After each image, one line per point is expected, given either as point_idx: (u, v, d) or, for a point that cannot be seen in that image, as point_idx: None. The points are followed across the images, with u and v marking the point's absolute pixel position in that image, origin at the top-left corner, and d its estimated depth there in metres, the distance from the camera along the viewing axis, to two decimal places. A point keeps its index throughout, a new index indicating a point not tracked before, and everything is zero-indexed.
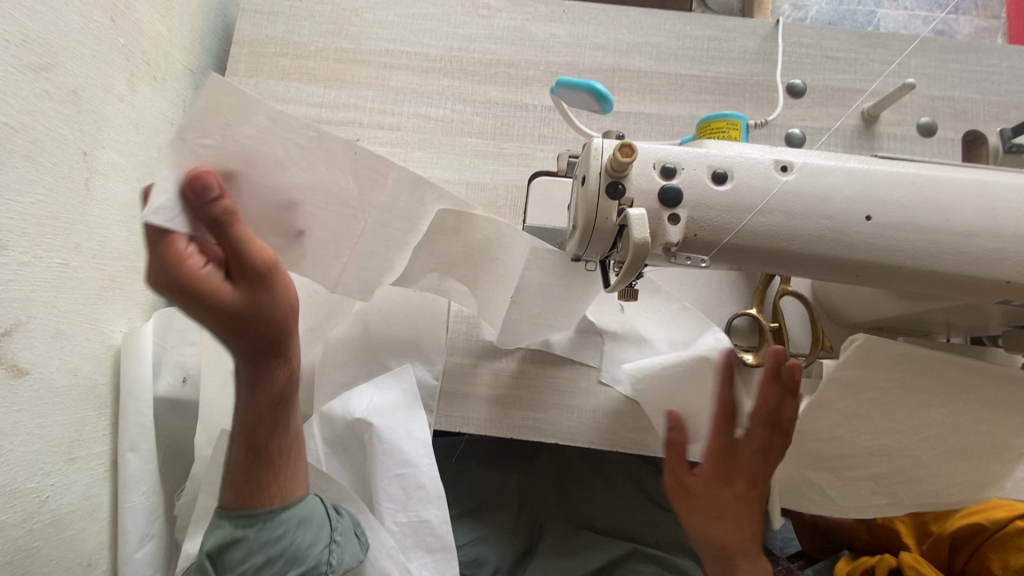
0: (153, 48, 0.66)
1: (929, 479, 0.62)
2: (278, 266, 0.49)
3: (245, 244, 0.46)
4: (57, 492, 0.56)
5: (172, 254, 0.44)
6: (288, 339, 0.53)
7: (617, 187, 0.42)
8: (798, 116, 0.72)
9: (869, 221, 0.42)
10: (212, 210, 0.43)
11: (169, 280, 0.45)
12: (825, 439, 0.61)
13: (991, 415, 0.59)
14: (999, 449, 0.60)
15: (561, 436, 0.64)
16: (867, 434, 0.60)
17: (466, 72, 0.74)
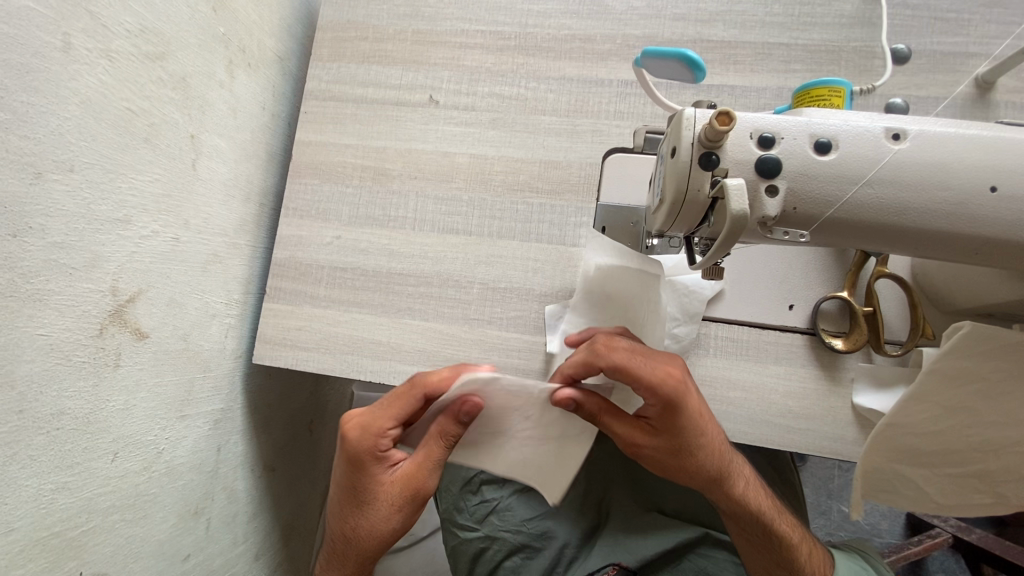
0: (248, 36, 0.70)
1: None
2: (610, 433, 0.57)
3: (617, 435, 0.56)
4: (171, 445, 0.63)
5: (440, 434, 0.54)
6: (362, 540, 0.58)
7: (711, 157, 0.40)
8: (901, 85, 0.66)
9: (994, 192, 0.39)
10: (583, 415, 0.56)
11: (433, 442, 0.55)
12: (920, 434, 0.57)
13: None
14: None
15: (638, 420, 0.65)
16: (971, 429, 0.56)
17: (541, 49, 0.73)
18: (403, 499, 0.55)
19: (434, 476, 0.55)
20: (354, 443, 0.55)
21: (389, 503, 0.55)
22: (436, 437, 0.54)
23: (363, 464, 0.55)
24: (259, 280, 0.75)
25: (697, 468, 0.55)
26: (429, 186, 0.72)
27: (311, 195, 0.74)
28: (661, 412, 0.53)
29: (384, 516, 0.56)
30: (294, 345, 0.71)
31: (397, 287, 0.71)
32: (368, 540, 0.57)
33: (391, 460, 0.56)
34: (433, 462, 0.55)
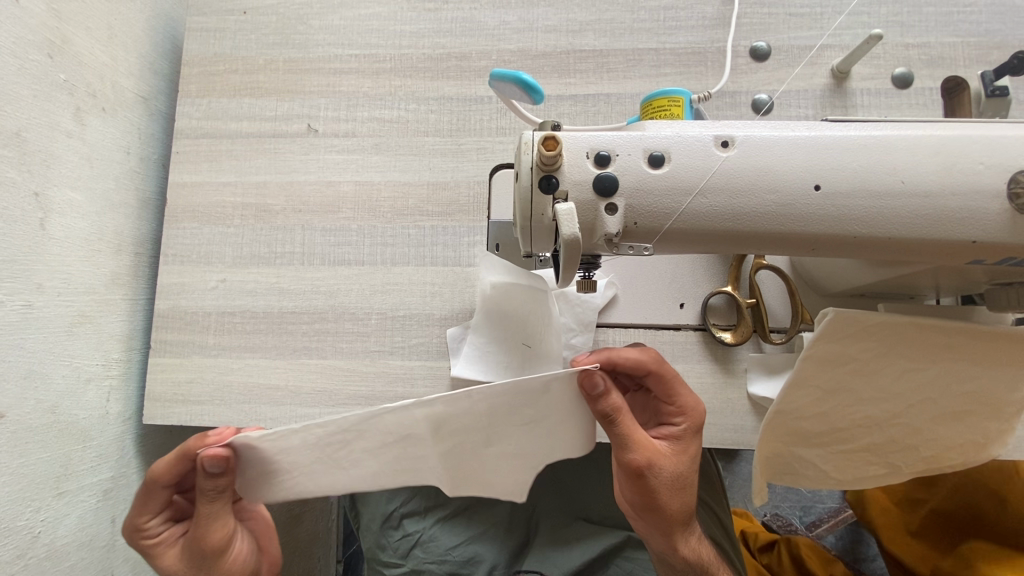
0: (98, 79, 0.65)
1: (923, 445, 0.61)
2: (620, 439, 0.48)
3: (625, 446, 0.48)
4: (49, 526, 0.58)
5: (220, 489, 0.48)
6: None
7: (550, 181, 0.40)
8: (764, 81, 0.69)
9: (818, 191, 0.40)
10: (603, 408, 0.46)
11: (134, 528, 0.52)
12: (808, 417, 0.59)
13: (981, 374, 0.56)
14: (994, 408, 0.58)
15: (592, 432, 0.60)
16: (852, 407, 0.59)
17: (417, 70, 0.72)
18: (209, 561, 0.52)
19: (206, 543, 0.50)
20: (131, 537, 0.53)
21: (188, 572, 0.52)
22: (200, 507, 0.49)
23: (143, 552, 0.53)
24: (144, 334, 0.70)
25: (671, 503, 0.52)
26: (316, 218, 0.70)
27: (191, 239, 0.70)
28: (687, 436, 0.52)
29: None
30: (186, 400, 0.67)
31: (291, 326, 0.68)
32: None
33: (165, 538, 0.53)
34: (206, 521, 0.50)
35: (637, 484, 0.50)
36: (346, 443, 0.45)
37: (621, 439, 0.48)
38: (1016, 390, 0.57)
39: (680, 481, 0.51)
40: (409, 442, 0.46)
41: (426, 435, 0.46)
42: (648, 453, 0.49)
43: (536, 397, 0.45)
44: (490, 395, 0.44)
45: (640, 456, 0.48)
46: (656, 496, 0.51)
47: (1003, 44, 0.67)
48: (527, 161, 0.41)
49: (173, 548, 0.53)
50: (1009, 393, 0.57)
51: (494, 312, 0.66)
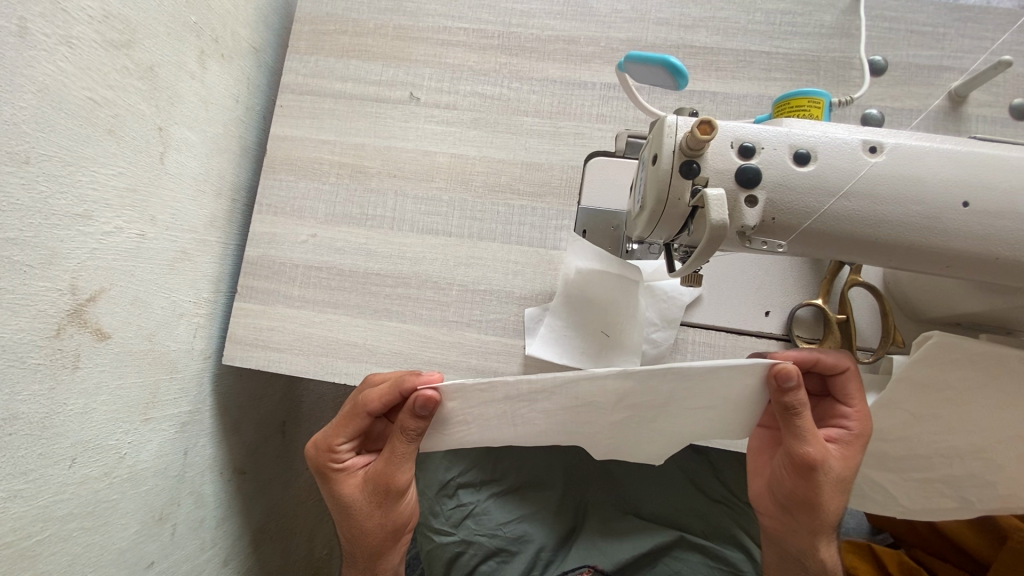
0: (221, 26, 0.67)
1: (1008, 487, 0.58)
2: (800, 431, 0.48)
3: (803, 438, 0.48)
4: (134, 449, 0.60)
5: (416, 430, 0.49)
6: (396, 536, 0.57)
7: (692, 165, 0.40)
8: (877, 96, 0.67)
9: (966, 207, 0.39)
10: (789, 398, 0.46)
11: (326, 448, 0.54)
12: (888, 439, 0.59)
13: None
14: None
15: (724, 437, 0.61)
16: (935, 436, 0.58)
17: (524, 49, 0.72)
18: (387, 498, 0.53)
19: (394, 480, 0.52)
20: (312, 458, 0.55)
21: (364, 503, 0.54)
22: (399, 445, 0.51)
23: (325, 474, 0.55)
24: (230, 278, 0.73)
25: (830, 506, 0.51)
26: (409, 185, 0.71)
27: (287, 191, 0.72)
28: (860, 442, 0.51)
29: (373, 515, 0.54)
30: (267, 346, 0.69)
31: (374, 287, 0.69)
32: (380, 542, 0.56)
33: (350, 466, 0.55)
34: (395, 457, 0.51)
35: (804, 479, 0.50)
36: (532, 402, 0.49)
37: (801, 432, 0.48)
38: None
39: (844, 484, 0.50)
40: (588, 409, 0.50)
41: (608, 404, 0.49)
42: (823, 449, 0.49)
43: (715, 389, 0.48)
44: (677, 379, 0.47)
45: (814, 449, 0.48)
46: (816, 493, 0.50)
47: None
48: (670, 143, 0.41)
49: (355, 478, 0.55)
50: None
51: (580, 298, 0.67)
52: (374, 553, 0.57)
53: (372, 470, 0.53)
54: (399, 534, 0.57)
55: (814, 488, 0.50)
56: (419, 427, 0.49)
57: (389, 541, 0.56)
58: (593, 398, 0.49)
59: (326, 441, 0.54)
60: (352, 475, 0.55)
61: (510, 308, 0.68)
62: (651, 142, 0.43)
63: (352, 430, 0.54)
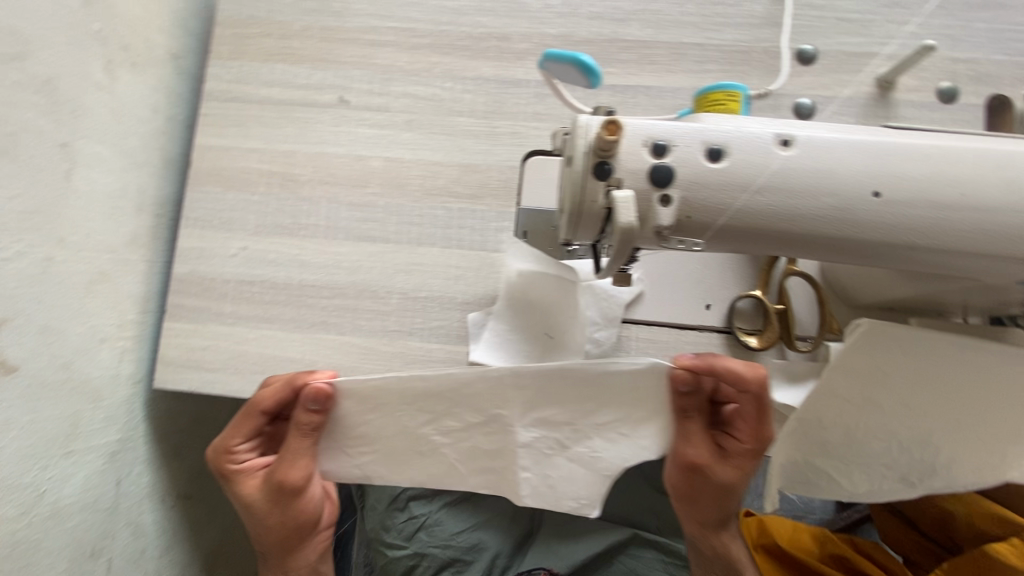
0: (130, 32, 0.64)
1: (945, 463, 0.58)
2: (678, 435, 0.48)
3: (681, 442, 0.48)
4: (55, 485, 0.57)
5: (307, 428, 0.49)
6: (297, 532, 0.56)
7: (604, 167, 0.39)
8: (808, 85, 0.67)
9: (876, 198, 0.39)
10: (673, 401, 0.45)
11: (223, 450, 0.53)
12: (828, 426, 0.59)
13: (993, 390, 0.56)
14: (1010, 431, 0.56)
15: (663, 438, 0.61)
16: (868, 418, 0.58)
17: (456, 47, 0.70)
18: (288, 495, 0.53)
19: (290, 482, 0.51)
20: (211, 460, 0.54)
21: (264, 503, 0.54)
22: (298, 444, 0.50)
23: (224, 475, 0.54)
24: (160, 297, 0.69)
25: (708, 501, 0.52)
26: (343, 192, 0.69)
27: (214, 203, 0.69)
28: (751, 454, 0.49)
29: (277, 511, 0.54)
30: (200, 366, 0.66)
31: (310, 299, 0.67)
32: (285, 537, 0.56)
33: (248, 467, 0.54)
34: (289, 457, 0.51)
35: (681, 477, 0.51)
36: (420, 401, 0.48)
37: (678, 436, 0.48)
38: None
39: (723, 488, 0.50)
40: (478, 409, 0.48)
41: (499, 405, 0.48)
42: (700, 455, 0.48)
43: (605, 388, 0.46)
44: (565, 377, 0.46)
45: (692, 453, 0.48)
46: (694, 489, 0.52)
47: None
48: (582, 144, 0.40)
49: (254, 479, 0.54)
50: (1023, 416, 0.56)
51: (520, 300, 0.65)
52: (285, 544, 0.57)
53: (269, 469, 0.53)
54: (303, 531, 0.57)
55: (690, 484, 0.51)
56: (310, 424, 0.49)
57: (291, 538, 0.56)
58: (492, 406, 0.48)
59: (224, 440, 0.54)
60: (252, 475, 0.54)
61: (452, 314, 0.66)
62: (565, 144, 0.42)
63: (249, 429, 0.53)
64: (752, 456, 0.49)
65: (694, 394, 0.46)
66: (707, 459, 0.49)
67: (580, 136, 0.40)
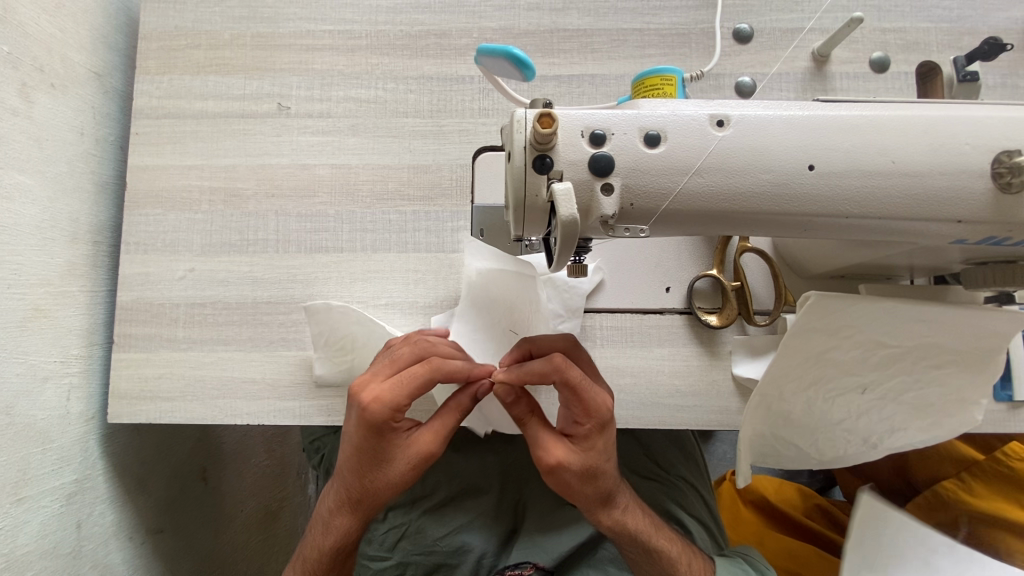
0: (45, 53, 0.60)
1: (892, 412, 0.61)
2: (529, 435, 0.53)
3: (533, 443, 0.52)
4: (6, 536, 0.54)
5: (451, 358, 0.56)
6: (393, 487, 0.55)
7: (544, 160, 0.39)
8: (747, 64, 0.68)
9: (812, 170, 0.40)
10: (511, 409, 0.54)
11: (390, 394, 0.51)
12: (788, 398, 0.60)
13: (943, 350, 0.58)
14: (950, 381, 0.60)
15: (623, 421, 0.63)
16: (822, 387, 0.60)
17: (395, 47, 0.69)
18: (386, 452, 0.53)
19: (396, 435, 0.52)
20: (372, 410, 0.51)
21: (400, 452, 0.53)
22: (397, 388, 0.51)
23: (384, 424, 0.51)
24: (107, 327, 0.66)
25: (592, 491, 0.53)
26: (290, 203, 0.67)
27: (156, 226, 0.66)
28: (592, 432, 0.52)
29: (364, 469, 0.54)
30: (157, 396, 0.64)
31: (266, 316, 0.65)
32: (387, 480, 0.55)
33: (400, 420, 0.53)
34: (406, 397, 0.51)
35: (554, 481, 0.53)
36: None
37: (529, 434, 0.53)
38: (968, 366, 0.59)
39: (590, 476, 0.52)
40: None
41: None
42: (549, 453, 0.52)
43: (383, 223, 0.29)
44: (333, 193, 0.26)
45: (540, 453, 0.52)
46: (568, 486, 0.53)
47: (975, 30, 0.68)
48: (519, 139, 0.40)
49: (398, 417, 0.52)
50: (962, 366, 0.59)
51: (481, 300, 0.65)
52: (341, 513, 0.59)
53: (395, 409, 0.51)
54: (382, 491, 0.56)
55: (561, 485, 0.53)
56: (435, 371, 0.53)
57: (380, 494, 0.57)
58: None
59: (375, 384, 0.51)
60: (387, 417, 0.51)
61: (414, 318, 0.65)
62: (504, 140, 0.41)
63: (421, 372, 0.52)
64: (599, 432, 0.52)
65: (524, 398, 0.54)
66: (560, 451, 0.52)
67: (516, 130, 0.39)
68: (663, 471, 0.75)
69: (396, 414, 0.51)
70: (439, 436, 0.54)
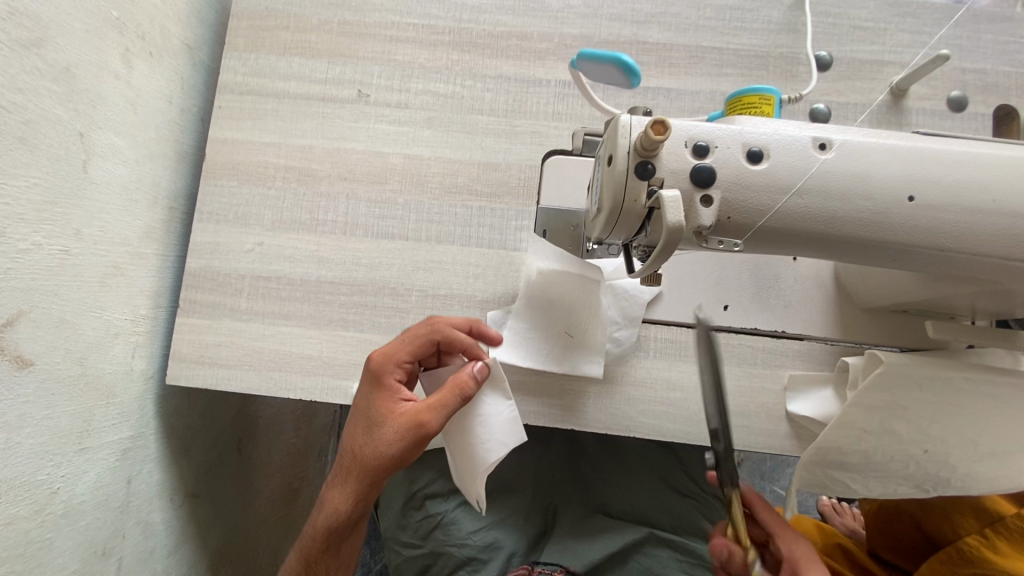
0: (147, 21, 0.62)
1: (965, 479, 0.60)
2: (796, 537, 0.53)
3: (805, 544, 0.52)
4: (67, 484, 0.55)
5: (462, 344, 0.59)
6: (374, 451, 0.56)
7: (647, 166, 0.40)
8: (824, 91, 0.68)
9: (911, 201, 0.40)
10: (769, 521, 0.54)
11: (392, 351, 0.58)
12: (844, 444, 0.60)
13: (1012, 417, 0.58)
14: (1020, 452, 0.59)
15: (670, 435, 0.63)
16: (890, 447, 0.59)
17: (476, 45, 0.70)
18: (378, 410, 0.56)
19: (389, 393, 0.57)
20: (375, 362, 0.58)
21: (384, 411, 0.56)
22: (402, 346, 0.59)
23: (380, 379, 0.57)
24: (172, 292, 0.68)
25: None
26: (361, 188, 0.68)
27: (229, 198, 0.68)
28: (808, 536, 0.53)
29: (355, 429, 0.57)
30: (215, 363, 0.65)
31: (329, 296, 0.66)
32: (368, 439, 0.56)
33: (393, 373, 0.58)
34: (405, 354, 0.58)
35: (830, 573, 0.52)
36: None
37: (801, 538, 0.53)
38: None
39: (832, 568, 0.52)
40: None
41: None
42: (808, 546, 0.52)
43: None
44: None
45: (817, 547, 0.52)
46: None
47: None
48: (624, 143, 0.40)
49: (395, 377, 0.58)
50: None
51: (541, 300, 0.65)
52: (337, 486, 0.59)
53: (390, 364, 0.57)
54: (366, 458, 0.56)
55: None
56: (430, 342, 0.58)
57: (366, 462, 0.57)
58: None
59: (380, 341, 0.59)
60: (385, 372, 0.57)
61: (471, 312, 0.66)
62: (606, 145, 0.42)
63: (417, 336, 0.58)
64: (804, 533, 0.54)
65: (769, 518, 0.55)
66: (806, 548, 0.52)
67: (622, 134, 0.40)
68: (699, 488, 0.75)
69: (394, 364, 0.58)
70: (429, 405, 0.55)
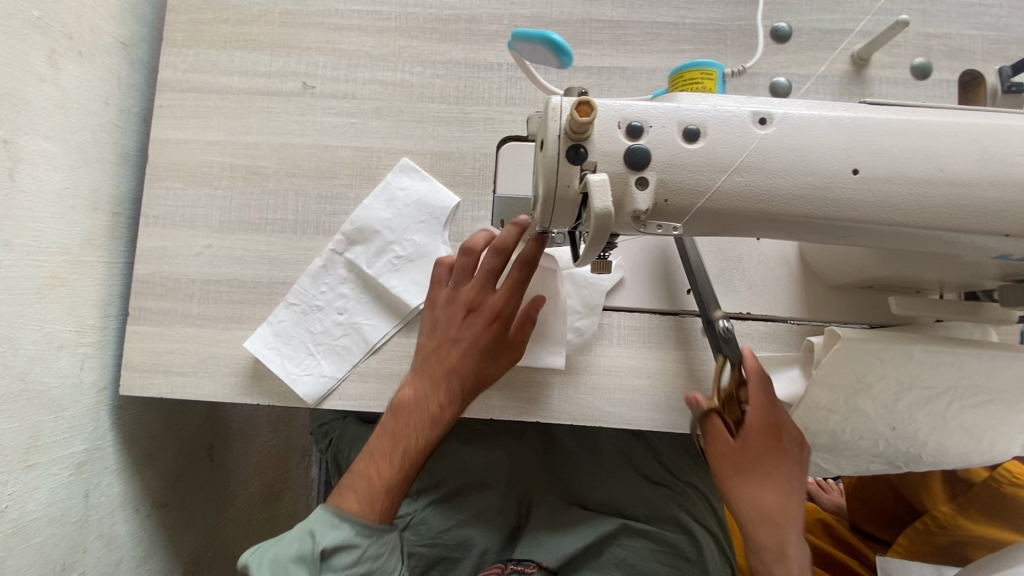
0: (74, 19, 0.60)
1: (936, 451, 0.59)
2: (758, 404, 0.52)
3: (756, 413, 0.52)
4: (16, 501, 0.54)
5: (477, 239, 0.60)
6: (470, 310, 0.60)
7: (578, 150, 0.38)
8: (783, 63, 0.66)
9: (856, 175, 0.38)
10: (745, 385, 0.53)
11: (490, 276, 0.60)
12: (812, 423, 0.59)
13: (983, 389, 0.56)
14: (990, 423, 0.58)
15: (636, 423, 0.62)
16: (856, 424, 0.59)
17: (423, 31, 0.68)
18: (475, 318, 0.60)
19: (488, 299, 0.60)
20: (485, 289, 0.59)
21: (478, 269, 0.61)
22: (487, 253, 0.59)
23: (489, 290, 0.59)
24: (121, 300, 0.66)
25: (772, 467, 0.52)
26: (311, 184, 0.66)
27: (175, 200, 0.66)
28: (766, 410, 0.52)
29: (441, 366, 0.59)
30: (168, 370, 0.63)
31: (281, 297, 0.64)
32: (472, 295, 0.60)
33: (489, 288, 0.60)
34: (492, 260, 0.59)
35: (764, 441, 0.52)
36: None
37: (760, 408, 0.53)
38: (1008, 410, 0.57)
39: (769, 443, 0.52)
40: None
41: None
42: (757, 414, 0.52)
43: None
44: None
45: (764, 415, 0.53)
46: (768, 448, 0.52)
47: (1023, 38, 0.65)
48: (554, 127, 0.38)
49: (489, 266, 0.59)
50: (1002, 410, 0.57)
51: None
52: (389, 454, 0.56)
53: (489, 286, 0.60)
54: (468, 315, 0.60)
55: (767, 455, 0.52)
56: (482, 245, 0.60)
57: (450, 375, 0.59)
58: None
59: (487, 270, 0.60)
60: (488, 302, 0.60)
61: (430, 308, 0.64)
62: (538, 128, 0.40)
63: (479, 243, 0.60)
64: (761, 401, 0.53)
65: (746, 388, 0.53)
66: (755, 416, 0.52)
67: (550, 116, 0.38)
68: (672, 476, 0.74)
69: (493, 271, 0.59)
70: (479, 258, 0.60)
